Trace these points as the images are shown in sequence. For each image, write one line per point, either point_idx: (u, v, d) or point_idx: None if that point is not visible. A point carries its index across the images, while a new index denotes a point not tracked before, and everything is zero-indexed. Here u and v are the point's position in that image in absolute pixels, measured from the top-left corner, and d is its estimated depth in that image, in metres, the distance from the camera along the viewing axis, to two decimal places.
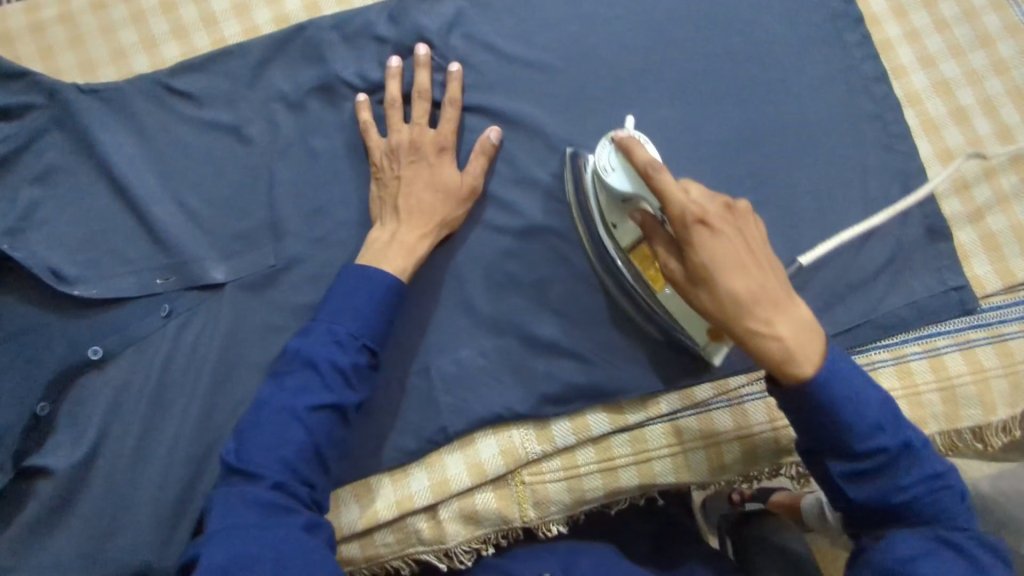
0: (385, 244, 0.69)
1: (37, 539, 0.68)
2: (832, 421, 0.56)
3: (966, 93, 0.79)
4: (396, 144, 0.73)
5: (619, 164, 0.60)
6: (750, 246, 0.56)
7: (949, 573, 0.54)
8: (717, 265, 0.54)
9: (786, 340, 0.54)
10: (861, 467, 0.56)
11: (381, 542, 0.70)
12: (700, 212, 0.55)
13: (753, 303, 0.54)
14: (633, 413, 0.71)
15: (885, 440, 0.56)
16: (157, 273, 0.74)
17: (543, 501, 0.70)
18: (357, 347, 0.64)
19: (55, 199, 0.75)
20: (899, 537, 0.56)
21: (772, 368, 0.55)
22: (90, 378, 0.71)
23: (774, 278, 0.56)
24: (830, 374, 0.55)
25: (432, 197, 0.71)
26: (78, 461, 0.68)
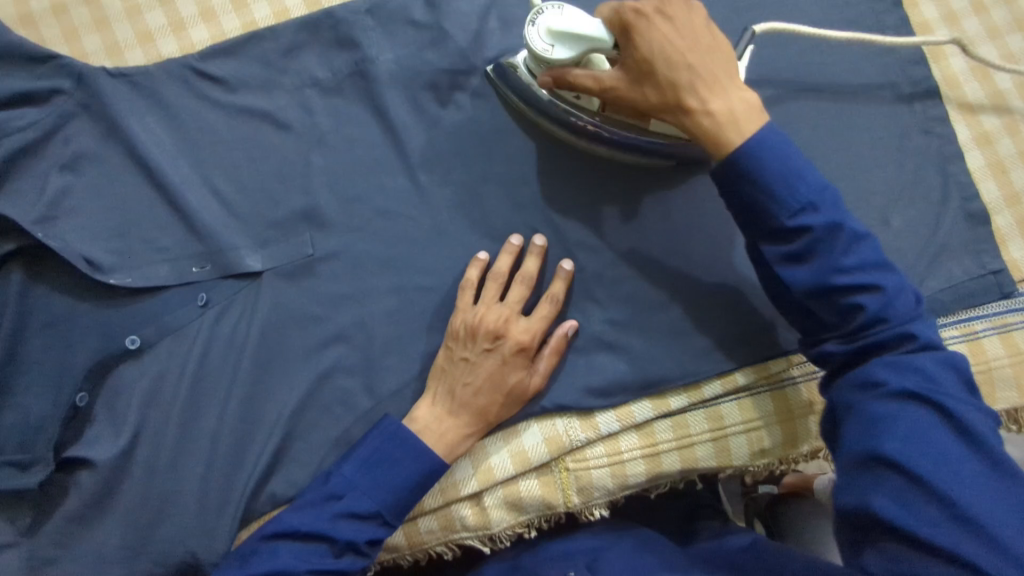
0: (428, 424, 0.67)
1: (80, 531, 0.68)
2: (777, 175, 0.56)
3: (1003, 76, 0.78)
4: (478, 324, 0.68)
5: (558, 31, 0.61)
6: (694, 31, 0.58)
7: (920, 445, 0.53)
8: (661, 45, 0.57)
9: (717, 117, 0.57)
10: (796, 250, 0.57)
11: (426, 529, 0.70)
12: (640, 12, 0.58)
13: (681, 68, 0.57)
14: (676, 399, 0.71)
15: (815, 218, 0.56)
16: (193, 262, 0.73)
17: (587, 487, 0.70)
18: (378, 523, 0.65)
19: (85, 187, 0.73)
20: (875, 398, 0.56)
21: (705, 142, 0.59)
22: (129, 367, 0.70)
23: (703, 28, 0.59)
24: (773, 168, 0.57)
25: (493, 396, 0.68)
26: (119, 453, 0.68)
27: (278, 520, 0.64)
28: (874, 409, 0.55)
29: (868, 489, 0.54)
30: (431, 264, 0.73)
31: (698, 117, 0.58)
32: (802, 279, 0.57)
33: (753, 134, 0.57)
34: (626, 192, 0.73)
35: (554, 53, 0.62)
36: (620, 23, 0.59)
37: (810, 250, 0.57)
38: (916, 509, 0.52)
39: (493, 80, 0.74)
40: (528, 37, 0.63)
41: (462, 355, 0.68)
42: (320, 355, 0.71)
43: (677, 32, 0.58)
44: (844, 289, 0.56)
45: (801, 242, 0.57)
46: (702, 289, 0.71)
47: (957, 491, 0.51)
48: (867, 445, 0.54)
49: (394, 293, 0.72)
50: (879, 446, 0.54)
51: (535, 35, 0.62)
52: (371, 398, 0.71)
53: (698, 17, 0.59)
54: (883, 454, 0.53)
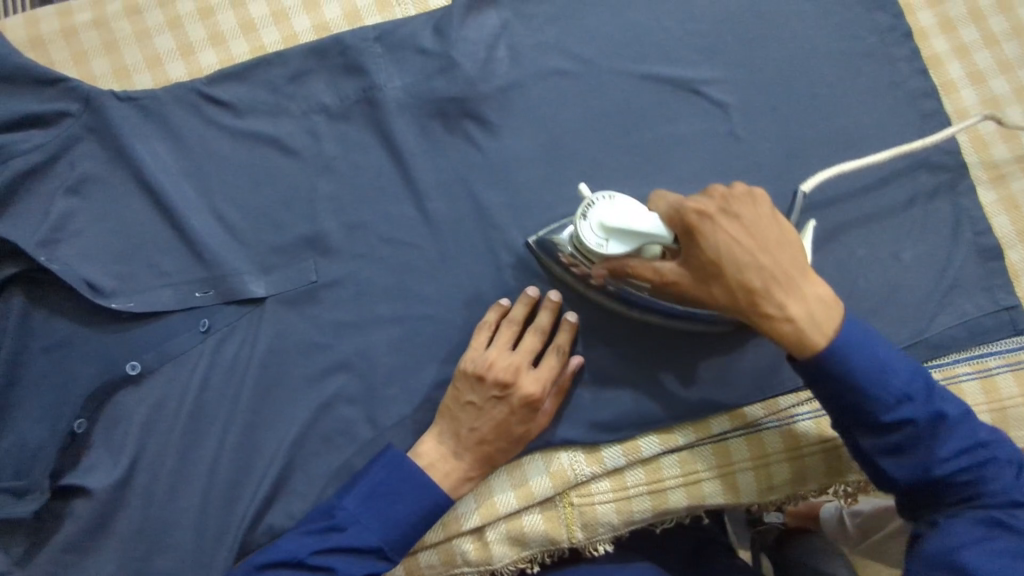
0: (430, 462, 0.66)
1: (73, 561, 0.66)
2: (867, 375, 0.57)
3: (1015, 110, 0.78)
4: (487, 371, 0.66)
5: (611, 225, 0.59)
6: (768, 237, 0.57)
7: (1002, 565, 0.55)
8: (744, 262, 0.56)
9: (798, 321, 0.56)
10: (895, 444, 0.58)
11: (426, 563, 0.69)
12: (714, 213, 0.57)
13: (764, 295, 0.56)
14: (683, 434, 0.70)
15: (914, 410, 0.57)
16: (195, 287, 0.72)
17: (591, 522, 0.69)
18: (375, 557, 0.64)
19: (89, 211, 0.73)
20: (960, 523, 0.58)
21: (788, 342, 0.57)
22: (128, 394, 0.70)
23: (773, 228, 0.58)
24: (862, 364, 0.57)
25: (495, 440, 0.66)
26: (116, 481, 0.67)
27: (278, 548, 0.63)
28: (960, 532, 0.57)
29: None
30: (436, 292, 0.72)
31: (775, 323, 0.57)
32: (902, 471, 0.58)
33: (831, 341, 0.57)
34: (680, 357, 0.69)
35: (607, 249, 0.60)
36: (677, 218, 0.57)
37: (909, 444, 0.58)
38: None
39: (534, 251, 0.70)
40: (580, 234, 0.61)
41: (468, 399, 0.66)
42: (322, 384, 0.70)
43: (747, 234, 0.57)
44: (942, 474, 0.58)
45: (897, 433, 0.57)
46: None
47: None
48: (947, 556, 0.56)
49: (398, 322, 0.71)
50: (965, 561, 0.55)
51: (587, 233, 0.61)
52: (373, 428, 0.70)
53: (764, 207, 0.58)
54: (961, 563, 0.56)
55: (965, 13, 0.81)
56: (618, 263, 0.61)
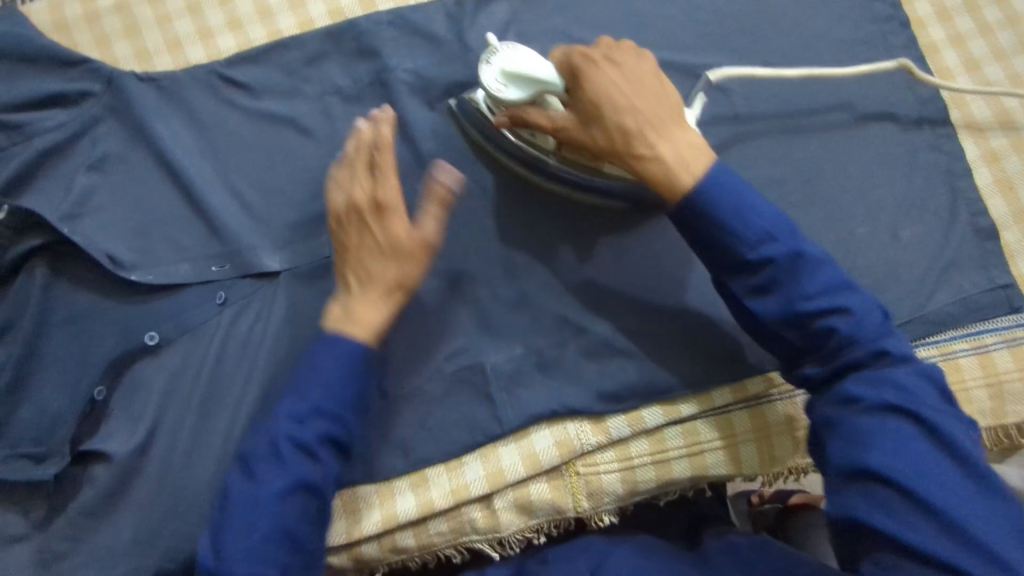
0: (342, 313, 0.70)
1: (91, 525, 0.68)
2: (731, 218, 0.60)
3: (1010, 96, 0.80)
4: (353, 202, 0.70)
5: (510, 72, 0.64)
6: (648, 87, 0.63)
7: (905, 457, 0.56)
8: (594, 95, 0.62)
9: (666, 161, 0.61)
10: (760, 284, 0.61)
11: (435, 531, 0.70)
12: (595, 56, 0.64)
13: (636, 133, 0.62)
14: (687, 406, 0.71)
15: (775, 248, 0.60)
16: (212, 261, 0.74)
17: (596, 492, 0.70)
18: (318, 418, 0.66)
19: (110, 187, 0.75)
20: (860, 412, 0.58)
21: (658, 181, 0.62)
22: (146, 363, 0.71)
23: (657, 85, 0.64)
24: (724, 211, 0.60)
25: (387, 264, 0.70)
26: (134, 447, 0.69)
27: (264, 431, 0.65)
28: (862, 426, 0.57)
29: (861, 499, 0.56)
30: (446, 267, 0.74)
31: (635, 143, 0.62)
32: (768, 277, 0.60)
33: (707, 165, 0.62)
34: (587, 231, 0.74)
35: (508, 95, 0.64)
36: (569, 68, 0.64)
37: (773, 283, 0.60)
38: (909, 523, 0.54)
39: (455, 113, 0.76)
40: (483, 76, 0.66)
41: (349, 232, 0.71)
42: None
43: (624, 76, 0.63)
44: (818, 313, 0.60)
45: (762, 280, 0.60)
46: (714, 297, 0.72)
47: (942, 500, 0.54)
48: (859, 462, 0.56)
49: (409, 296, 0.73)
50: (869, 462, 0.56)
51: (489, 76, 0.65)
52: (384, 398, 0.72)
53: (649, 63, 0.65)
54: (870, 467, 0.56)
55: (961, 3, 0.83)
56: (520, 110, 0.65)
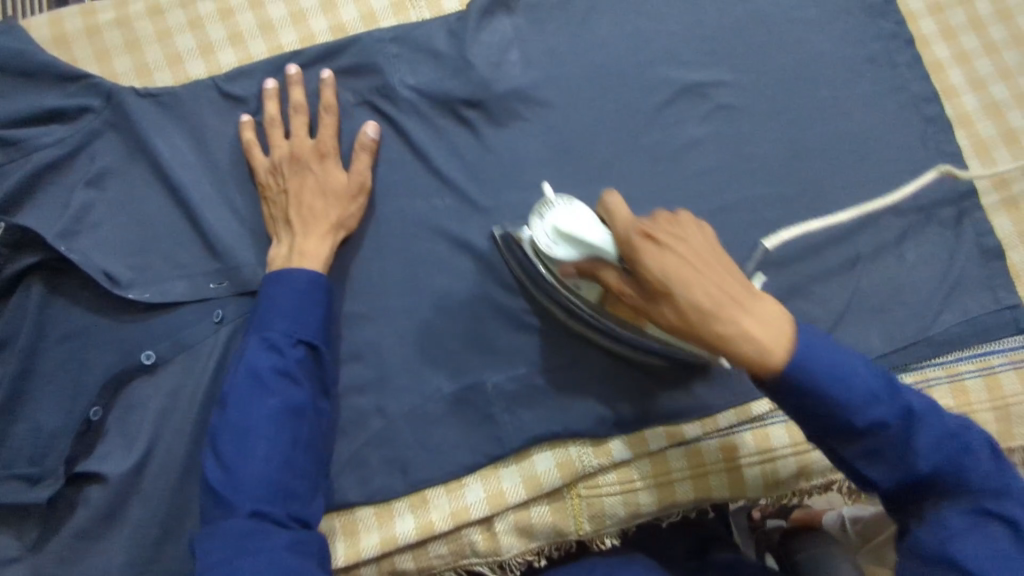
0: (288, 257, 0.70)
1: (86, 546, 0.67)
2: (824, 372, 0.50)
3: (1016, 115, 0.79)
4: (277, 159, 0.74)
5: (560, 231, 0.58)
6: (701, 253, 0.51)
7: (999, 557, 0.49)
8: (682, 297, 0.49)
9: (757, 341, 0.49)
10: (870, 447, 0.52)
11: (435, 554, 0.69)
12: (645, 229, 0.51)
13: (714, 313, 0.49)
14: (690, 428, 0.71)
15: (885, 412, 0.51)
16: (210, 278, 0.73)
17: (598, 514, 0.69)
18: (293, 344, 0.67)
19: (108, 203, 0.74)
20: (953, 512, 0.51)
21: (749, 363, 0.50)
22: (144, 382, 0.71)
23: (710, 249, 0.51)
24: (823, 378, 0.50)
25: (321, 202, 0.72)
26: (130, 468, 0.68)
27: (245, 365, 0.65)
28: (952, 522, 0.51)
29: None
30: (447, 285, 0.73)
31: (729, 347, 0.49)
32: (858, 454, 0.52)
33: (797, 347, 0.50)
34: (643, 391, 0.70)
35: (558, 255, 0.59)
36: (621, 236, 0.52)
37: (882, 447, 0.52)
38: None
39: (499, 243, 0.72)
40: (534, 233, 0.62)
41: (280, 187, 0.73)
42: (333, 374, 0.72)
43: (685, 253, 0.50)
44: (920, 477, 0.52)
45: (857, 417, 0.51)
46: None
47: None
48: (942, 551, 0.50)
49: (410, 313, 0.73)
50: (954, 552, 0.49)
51: (540, 234, 0.61)
52: (384, 418, 0.71)
53: (703, 233, 0.53)
54: (953, 561, 0.49)
55: (966, 21, 0.83)
56: (583, 265, 0.59)
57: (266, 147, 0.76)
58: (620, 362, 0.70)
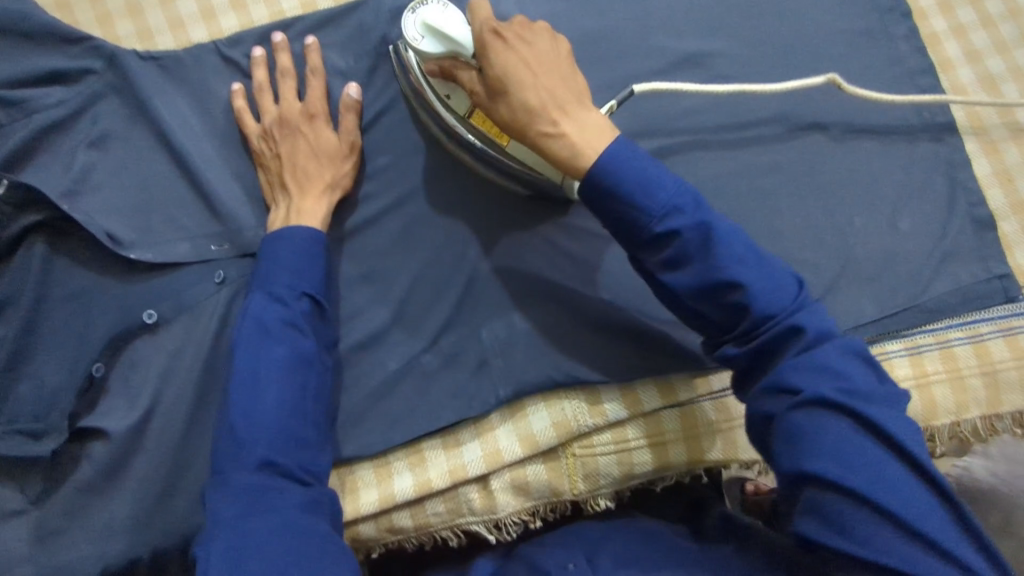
0: (287, 217, 0.71)
1: (89, 500, 0.68)
2: (638, 188, 0.56)
3: (1011, 88, 0.80)
4: (268, 124, 0.74)
5: (430, 25, 0.61)
6: (542, 58, 0.59)
7: (849, 460, 0.52)
8: (517, 101, 0.58)
9: (570, 138, 0.58)
10: (669, 256, 0.56)
11: (432, 512, 0.71)
12: (497, 27, 0.60)
13: (539, 112, 0.58)
14: (684, 390, 0.72)
15: (681, 221, 0.55)
16: (212, 240, 0.75)
17: (593, 474, 0.71)
18: (297, 297, 0.68)
19: (110, 165, 0.75)
20: (799, 413, 0.53)
21: (558, 160, 0.58)
22: (146, 341, 0.72)
23: (557, 82, 0.59)
24: (629, 178, 0.56)
25: (315, 162, 0.72)
26: (133, 424, 0.69)
27: (250, 317, 0.66)
28: (798, 422, 0.53)
29: (817, 510, 0.52)
30: (445, 248, 0.74)
31: (545, 142, 0.58)
32: (683, 281, 0.56)
33: (608, 144, 0.58)
34: (528, 216, 0.74)
35: (424, 48, 0.62)
36: (478, 31, 0.60)
37: (684, 256, 0.56)
38: (845, 526, 0.51)
39: (394, 62, 0.75)
40: (405, 23, 0.64)
41: (274, 151, 0.74)
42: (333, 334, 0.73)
43: (528, 57, 0.59)
44: (724, 284, 0.55)
45: (677, 241, 0.56)
46: None
47: (891, 501, 0.51)
48: (800, 467, 0.52)
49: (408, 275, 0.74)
50: (814, 470, 0.52)
51: (410, 24, 0.63)
52: (382, 377, 0.72)
53: (547, 37, 0.61)
54: (811, 471, 0.52)
55: None
56: (446, 62, 0.64)
57: (257, 114, 0.77)
58: (504, 183, 0.73)
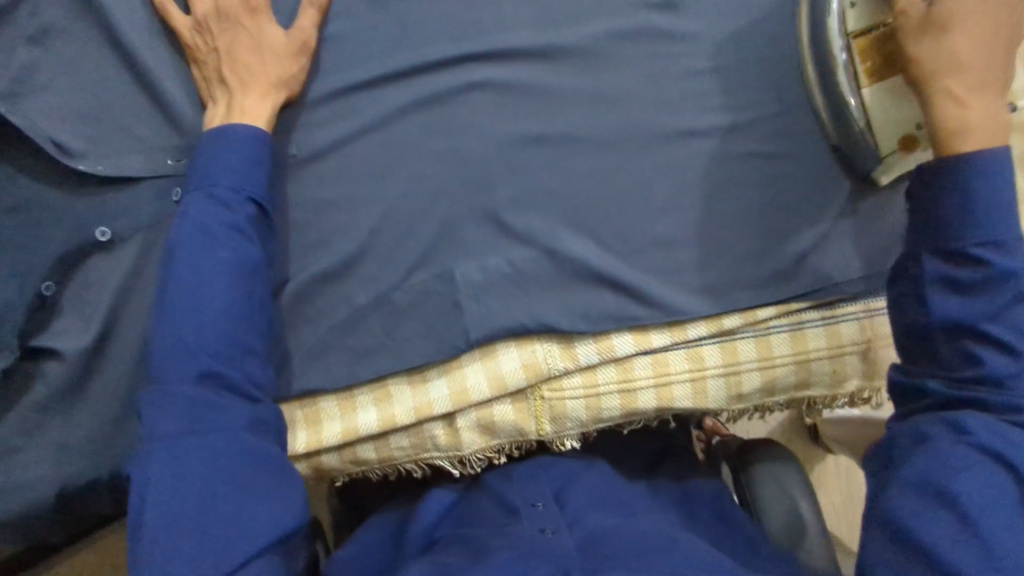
0: (227, 116, 0.67)
1: (43, 421, 0.66)
2: (981, 206, 0.54)
3: None
4: (202, 15, 0.68)
5: None
6: (994, 18, 0.55)
7: (989, 500, 0.49)
8: (947, 43, 0.55)
9: (971, 118, 0.55)
10: (958, 275, 0.54)
11: (396, 446, 0.70)
12: None
13: (969, 68, 0.55)
14: (658, 336, 0.70)
15: (993, 254, 0.53)
16: (169, 154, 0.70)
17: (560, 416, 0.70)
18: (242, 200, 0.66)
19: (53, 63, 0.68)
20: (959, 444, 0.51)
21: (933, 134, 0.56)
22: (99, 260, 0.68)
23: (1001, 28, 0.56)
24: (983, 189, 0.54)
25: (258, 59, 0.67)
26: (87, 345, 0.66)
27: (190, 220, 0.64)
28: (952, 452, 0.51)
29: (912, 509, 0.50)
30: (422, 172, 0.70)
31: (937, 103, 0.56)
32: (939, 298, 0.55)
33: (983, 149, 0.54)
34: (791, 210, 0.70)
35: None
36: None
37: (975, 284, 0.54)
38: (933, 521, 0.49)
39: None
40: None
41: (211, 44, 0.68)
42: (301, 260, 0.70)
43: (976, 3, 0.55)
44: (982, 335, 0.54)
45: (961, 265, 0.54)
46: (687, 222, 0.70)
47: (1005, 555, 0.47)
48: (932, 480, 0.51)
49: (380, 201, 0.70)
50: (948, 488, 0.50)
51: None
52: (348, 309, 0.69)
53: (997, 7, 0.56)
54: (941, 488, 0.50)
55: None
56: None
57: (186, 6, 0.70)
58: (829, 130, 0.69)
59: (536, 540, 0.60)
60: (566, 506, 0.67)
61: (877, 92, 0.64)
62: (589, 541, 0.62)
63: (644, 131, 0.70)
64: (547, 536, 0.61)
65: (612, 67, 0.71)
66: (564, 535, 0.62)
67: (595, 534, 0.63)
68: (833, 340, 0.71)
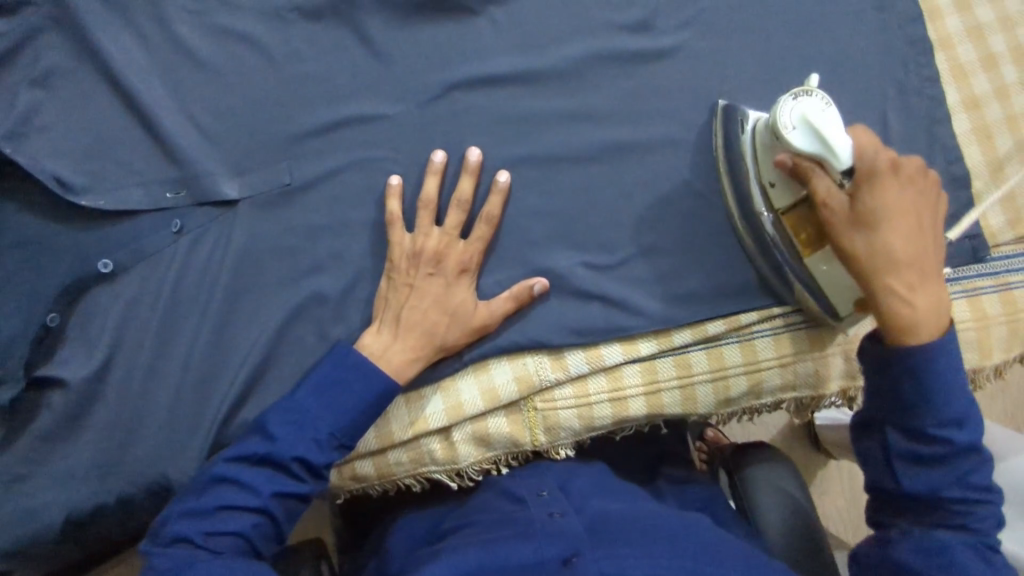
0: (388, 345, 0.68)
1: (50, 449, 0.68)
2: (938, 386, 0.57)
3: (999, 40, 0.79)
4: (420, 249, 0.69)
5: (810, 118, 0.59)
6: (919, 228, 0.59)
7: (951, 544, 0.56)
8: (878, 243, 0.58)
9: (917, 309, 0.57)
10: (922, 456, 0.58)
11: (395, 462, 0.72)
12: (891, 160, 0.59)
13: (906, 267, 0.58)
14: (646, 344, 0.72)
15: (952, 431, 0.57)
16: (168, 187, 0.72)
17: (554, 426, 0.72)
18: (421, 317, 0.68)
19: (55, 105, 0.71)
20: (920, 492, 0.58)
21: (887, 324, 0.58)
22: (102, 291, 0.70)
23: (930, 239, 0.59)
24: (937, 375, 0.57)
25: (439, 326, 0.69)
26: (91, 374, 0.68)
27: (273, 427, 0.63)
28: (919, 499, 0.58)
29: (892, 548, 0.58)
30: (413, 196, 0.73)
31: (887, 299, 0.58)
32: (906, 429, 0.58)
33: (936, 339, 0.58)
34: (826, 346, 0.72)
35: (795, 137, 0.59)
36: (867, 160, 0.59)
37: (927, 436, 0.58)
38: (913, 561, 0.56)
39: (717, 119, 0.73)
40: (776, 109, 0.61)
41: (405, 281, 0.69)
42: (296, 284, 0.72)
43: (904, 223, 0.58)
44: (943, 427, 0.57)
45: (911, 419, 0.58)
46: (670, 235, 0.73)
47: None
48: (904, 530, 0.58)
49: (372, 225, 0.73)
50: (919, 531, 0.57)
51: (784, 110, 0.60)
52: (345, 330, 0.72)
53: (927, 212, 0.60)
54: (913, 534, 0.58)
55: None
56: (806, 162, 0.60)
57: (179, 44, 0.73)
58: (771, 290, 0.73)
59: (548, 524, 0.60)
60: (571, 496, 0.67)
61: (821, 259, 0.65)
62: (597, 521, 0.61)
63: (626, 149, 0.73)
64: (557, 519, 0.61)
65: (593, 90, 0.74)
66: (573, 518, 0.61)
67: (602, 514, 0.62)
68: (815, 341, 0.73)
